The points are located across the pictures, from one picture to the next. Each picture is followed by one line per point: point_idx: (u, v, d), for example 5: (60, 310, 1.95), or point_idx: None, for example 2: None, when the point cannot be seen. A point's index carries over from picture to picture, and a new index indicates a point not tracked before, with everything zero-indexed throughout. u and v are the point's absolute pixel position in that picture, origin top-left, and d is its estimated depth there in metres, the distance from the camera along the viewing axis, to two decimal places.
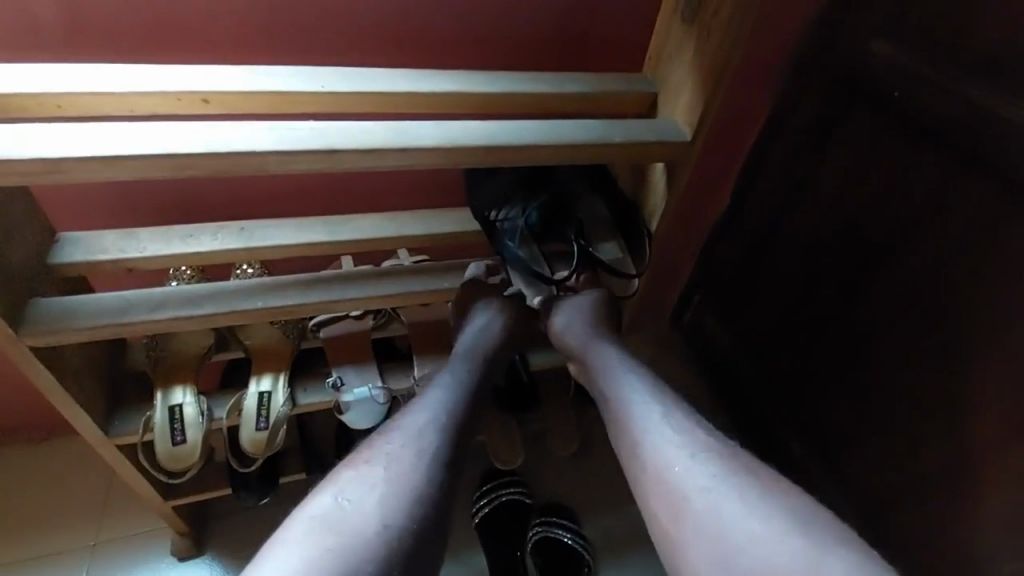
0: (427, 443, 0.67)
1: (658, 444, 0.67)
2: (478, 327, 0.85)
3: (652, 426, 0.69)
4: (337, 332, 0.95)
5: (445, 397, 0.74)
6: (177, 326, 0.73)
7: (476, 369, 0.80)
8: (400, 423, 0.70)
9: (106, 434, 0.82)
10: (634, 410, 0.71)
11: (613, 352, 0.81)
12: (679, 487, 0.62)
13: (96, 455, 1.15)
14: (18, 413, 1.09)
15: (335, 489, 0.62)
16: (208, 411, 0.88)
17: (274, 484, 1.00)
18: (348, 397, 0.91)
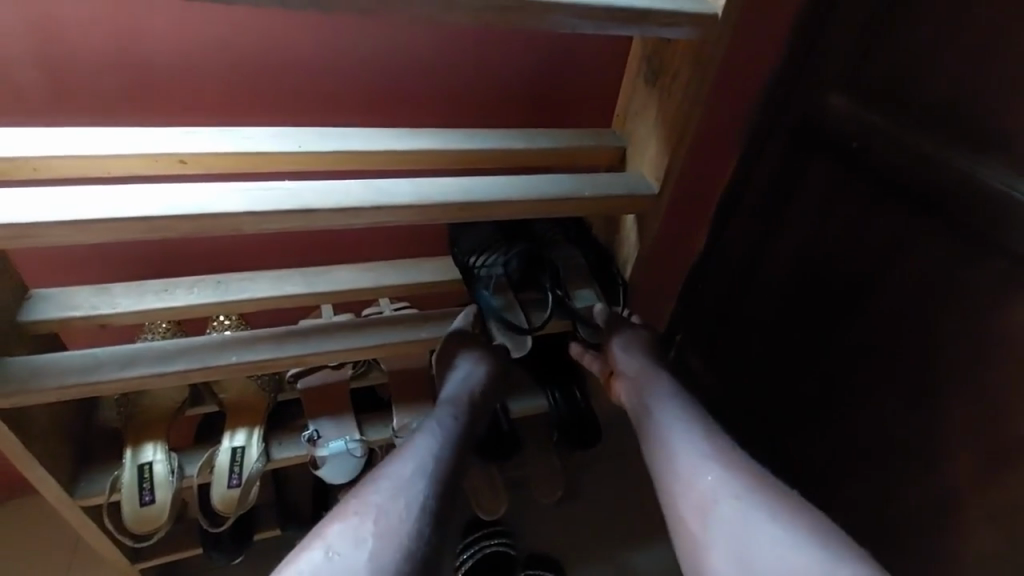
0: (413, 495, 0.65)
1: (691, 458, 0.69)
2: (467, 377, 0.83)
3: (685, 441, 0.71)
4: (314, 382, 0.95)
5: (433, 444, 0.72)
6: (149, 383, 0.72)
7: (463, 418, 0.78)
8: (387, 474, 0.67)
9: (71, 496, 0.80)
10: (667, 426, 0.74)
11: (653, 370, 0.83)
12: (707, 501, 0.65)
13: (55, 519, 1.09)
14: None
15: (322, 550, 0.60)
16: (179, 468, 0.85)
17: (247, 542, 0.97)
18: (322, 452, 0.89)
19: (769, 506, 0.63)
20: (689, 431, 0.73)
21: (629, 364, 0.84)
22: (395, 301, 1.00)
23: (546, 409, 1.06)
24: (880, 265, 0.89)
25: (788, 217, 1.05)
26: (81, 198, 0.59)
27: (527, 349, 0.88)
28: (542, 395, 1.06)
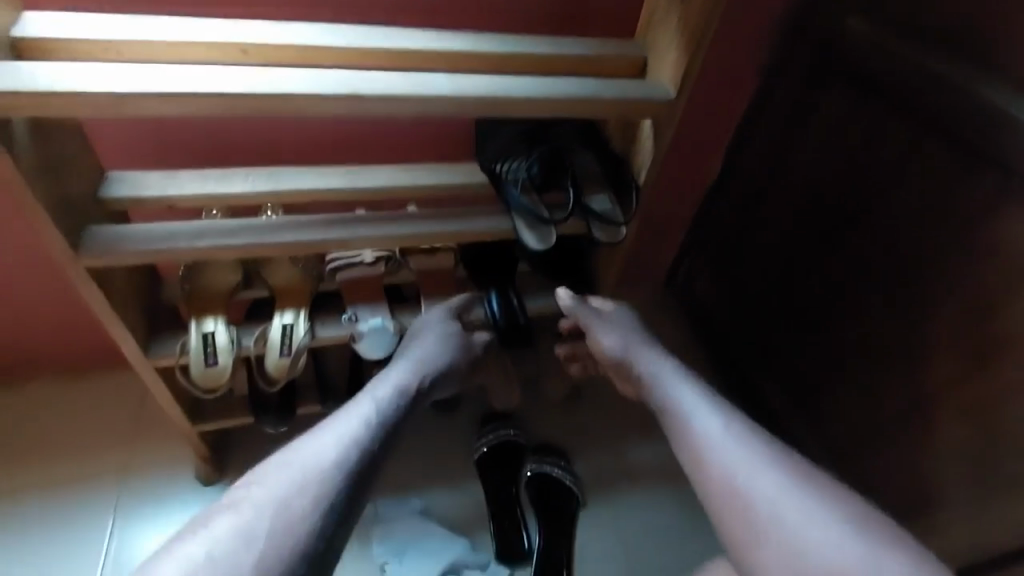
0: (345, 449, 0.77)
1: (732, 457, 0.77)
2: (427, 345, 1.00)
3: (720, 439, 0.79)
4: (353, 275, 1.05)
5: (371, 409, 0.84)
6: (216, 254, 0.82)
7: (415, 381, 0.94)
8: (338, 419, 0.82)
9: (147, 355, 0.92)
10: (691, 419, 0.83)
11: (662, 367, 0.93)
12: (754, 493, 0.73)
13: (129, 392, 1.30)
14: (66, 350, 1.26)
15: (276, 473, 0.74)
16: (238, 340, 0.97)
17: (291, 413, 1.11)
18: (364, 327, 1.01)
19: (812, 498, 0.71)
20: (724, 429, 0.80)
21: (610, 335, 1.00)
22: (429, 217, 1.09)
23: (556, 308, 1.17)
24: (882, 181, 0.95)
25: (798, 139, 1.10)
26: (163, 76, 0.67)
27: (551, 243, 0.94)
28: (555, 297, 1.18)
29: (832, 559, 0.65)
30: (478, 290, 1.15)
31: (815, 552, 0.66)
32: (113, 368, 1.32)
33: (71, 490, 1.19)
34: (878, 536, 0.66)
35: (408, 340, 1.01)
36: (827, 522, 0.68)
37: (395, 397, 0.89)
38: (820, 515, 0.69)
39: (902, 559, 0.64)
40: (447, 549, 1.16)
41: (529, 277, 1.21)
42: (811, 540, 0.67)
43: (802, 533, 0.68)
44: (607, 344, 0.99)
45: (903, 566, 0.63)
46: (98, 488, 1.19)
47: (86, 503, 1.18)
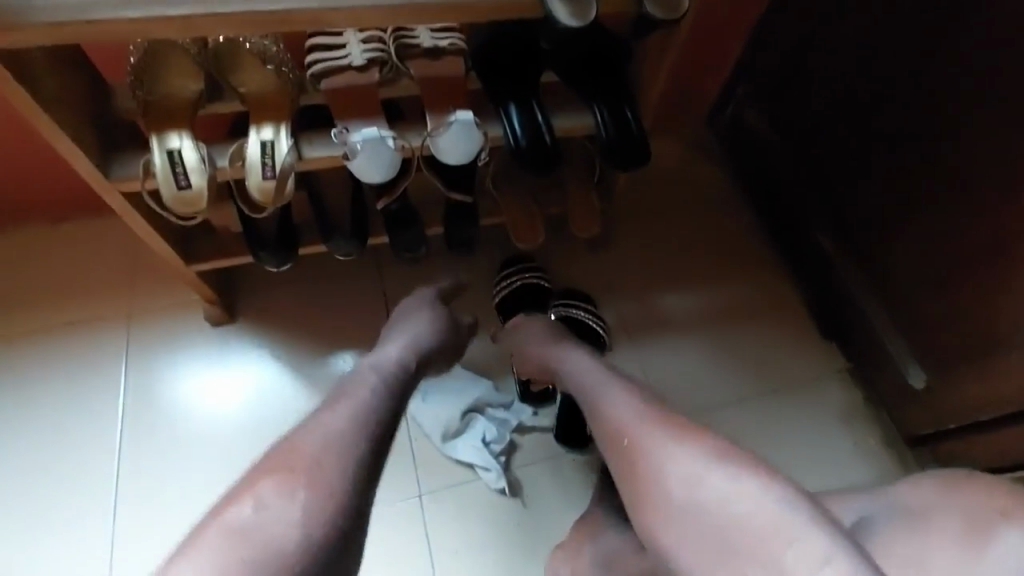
0: (353, 442, 0.66)
1: (644, 438, 0.69)
2: (412, 324, 0.88)
3: (626, 416, 0.72)
4: (340, 83, 0.85)
5: (376, 389, 0.73)
6: (153, 30, 0.63)
7: (406, 361, 0.81)
8: (318, 413, 0.68)
9: (106, 177, 0.79)
10: (595, 397, 0.78)
11: (570, 345, 0.90)
12: (676, 477, 0.65)
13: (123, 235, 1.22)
14: (42, 185, 1.15)
15: (249, 502, 0.60)
16: (209, 159, 0.81)
17: (294, 252, 1.00)
18: (356, 140, 0.82)
19: (730, 467, 0.63)
20: (633, 406, 0.73)
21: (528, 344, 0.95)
22: (436, 30, 0.88)
23: (592, 128, 0.96)
24: None
25: None
26: None
27: (591, 22, 0.72)
28: (588, 114, 0.96)
29: (715, 508, 0.61)
30: (491, 107, 0.94)
31: (695, 500, 0.62)
32: (105, 208, 1.22)
33: (79, 334, 1.15)
34: (757, 467, 0.63)
35: (390, 330, 0.89)
36: (711, 466, 0.64)
37: (383, 375, 0.76)
38: (703, 465, 0.64)
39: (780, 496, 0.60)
40: (469, 388, 1.10)
41: (556, 92, 0.99)
42: (696, 490, 0.63)
43: (682, 485, 0.64)
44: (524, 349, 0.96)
45: (777, 497, 0.60)
46: (106, 331, 1.15)
47: (98, 345, 1.14)
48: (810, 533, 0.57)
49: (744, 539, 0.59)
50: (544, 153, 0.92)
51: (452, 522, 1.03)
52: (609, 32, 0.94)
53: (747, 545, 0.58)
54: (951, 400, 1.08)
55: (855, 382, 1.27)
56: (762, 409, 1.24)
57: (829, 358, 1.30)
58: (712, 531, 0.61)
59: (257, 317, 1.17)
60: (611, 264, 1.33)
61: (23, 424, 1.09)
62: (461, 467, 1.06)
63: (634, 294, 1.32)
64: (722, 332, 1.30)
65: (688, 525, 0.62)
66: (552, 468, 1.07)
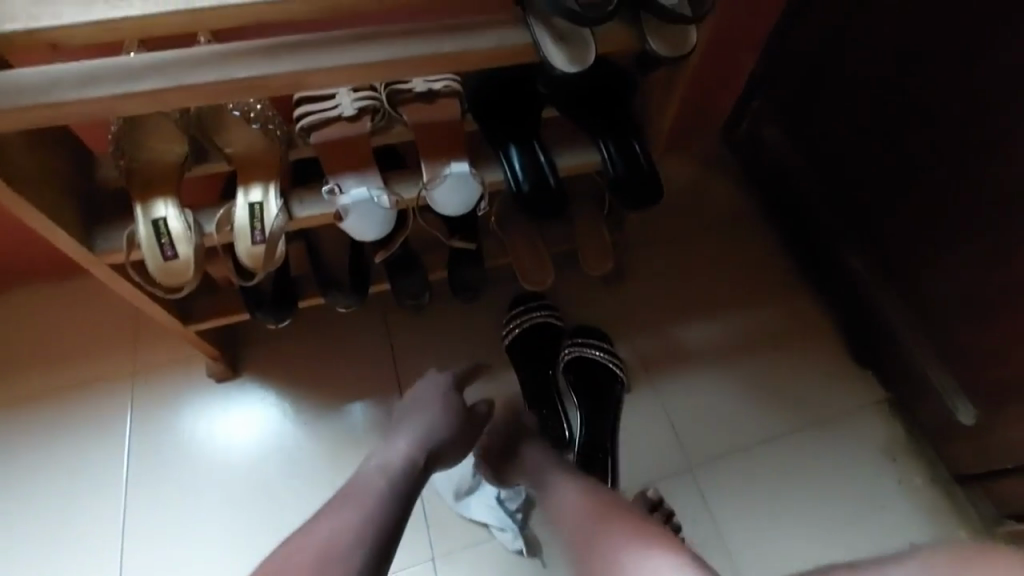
0: (345, 563, 0.66)
1: (628, 570, 0.69)
2: (417, 412, 0.87)
3: (608, 550, 0.72)
4: (330, 135, 0.81)
5: (374, 500, 0.73)
6: (122, 106, 0.60)
7: (413, 456, 0.81)
8: (319, 522, 0.70)
9: (92, 252, 0.75)
10: (577, 527, 0.77)
11: (544, 459, 0.88)
12: None
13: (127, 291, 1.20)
14: (45, 246, 1.14)
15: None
16: (197, 226, 0.78)
17: (292, 307, 0.96)
18: (347, 201, 0.78)
19: None
20: (612, 536, 0.73)
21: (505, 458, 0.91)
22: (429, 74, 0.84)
23: (600, 166, 0.90)
24: None
25: None
26: None
27: (589, 65, 0.67)
28: (594, 149, 0.90)
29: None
30: (490, 150, 0.88)
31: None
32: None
33: (83, 395, 1.13)
34: None
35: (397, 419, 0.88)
36: None
37: (387, 481, 0.76)
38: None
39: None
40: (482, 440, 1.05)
41: (559, 128, 0.93)
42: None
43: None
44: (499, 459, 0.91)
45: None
46: (110, 391, 1.13)
47: (103, 406, 1.12)
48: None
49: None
50: (547, 195, 0.86)
51: None
52: (610, 63, 0.92)
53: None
54: (1005, 438, 0.98)
55: (896, 415, 1.18)
56: (795, 447, 1.16)
57: (866, 390, 1.20)
58: None
59: (260, 371, 1.13)
60: (626, 297, 1.26)
61: (28, 489, 1.07)
62: (476, 525, 1.00)
63: (652, 327, 1.25)
64: (748, 364, 1.22)
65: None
66: None
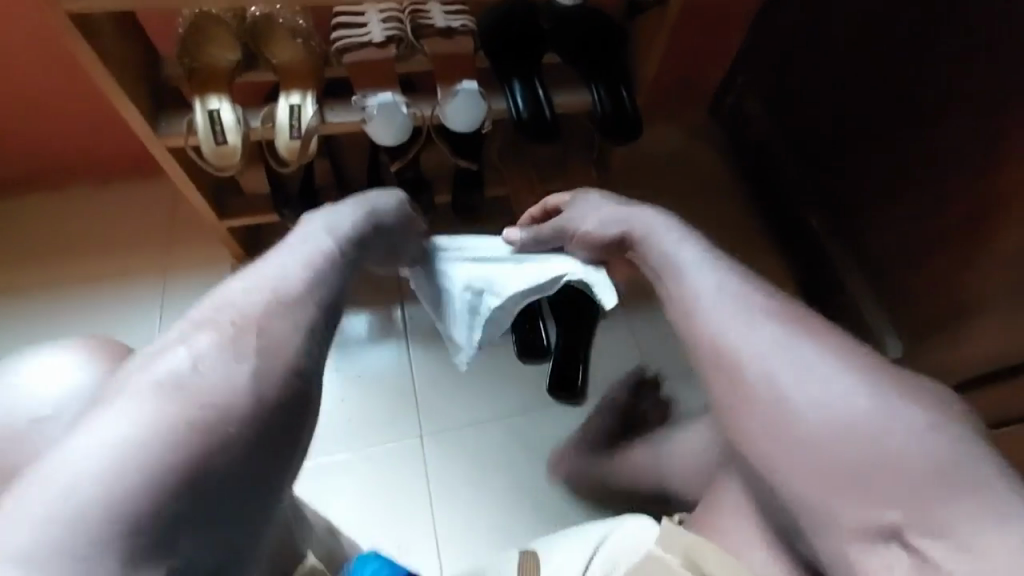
0: (280, 316, 0.52)
1: (775, 349, 0.54)
2: (358, 209, 0.72)
3: (746, 334, 0.56)
4: (360, 54, 0.94)
5: (305, 265, 0.58)
6: (203, 0, 0.74)
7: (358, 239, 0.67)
8: (248, 291, 0.53)
9: (156, 134, 0.90)
10: (703, 306, 0.60)
11: (659, 228, 0.71)
12: (812, 395, 0.51)
13: (162, 198, 1.34)
14: (94, 150, 1.28)
15: (162, 385, 0.44)
16: (244, 120, 0.92)
17: (315, 210, 1.10)
18: (372, 105, 0.92)
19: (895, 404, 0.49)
20: (761, 325, 0.56)
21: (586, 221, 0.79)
22: (449, 12, 0.98)
23: (590, 104, 1.04)
24: None
25: None
26: None
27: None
28: (587, 92, 1.04)
29: (832, 414, 0.50)
30: (498, 84, 1.03)
31: (810, 405, 0.51)
32: (147, 171, 1.34)
33: (120, 284, 1.27)
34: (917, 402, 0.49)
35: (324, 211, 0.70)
36: (874, 402, 0.49)
37: (320, 257, 0.60)
38: (823, 373, 0.52)
39: (916, 411, 0.49)
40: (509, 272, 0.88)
41: (557, 71, 1.07)
42: (839, 405, 0.50)
43: (792, 389, 0.52)
44: (580, 215, 0.80)
45: (927, 424, 0.48)
46: (144, 282, 1.28)
47: (138, 295, 1.27)
48: (965, 478, 0.45)
49: (876, 443, 0.48)
50: (545, 125, 1.00)
51: (449, 461, 1.12)
52: (602, 13, 1.05)
53: (866, 457, 0.48)
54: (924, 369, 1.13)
55: None
56: None
57: None
58: (844, 452, 0.49)
59: None
60: None
61: None
62: (459, 413, 1.15)
63: None
64: None
65: (791, 426, 0.51)
66: (545, 418, 1.16)
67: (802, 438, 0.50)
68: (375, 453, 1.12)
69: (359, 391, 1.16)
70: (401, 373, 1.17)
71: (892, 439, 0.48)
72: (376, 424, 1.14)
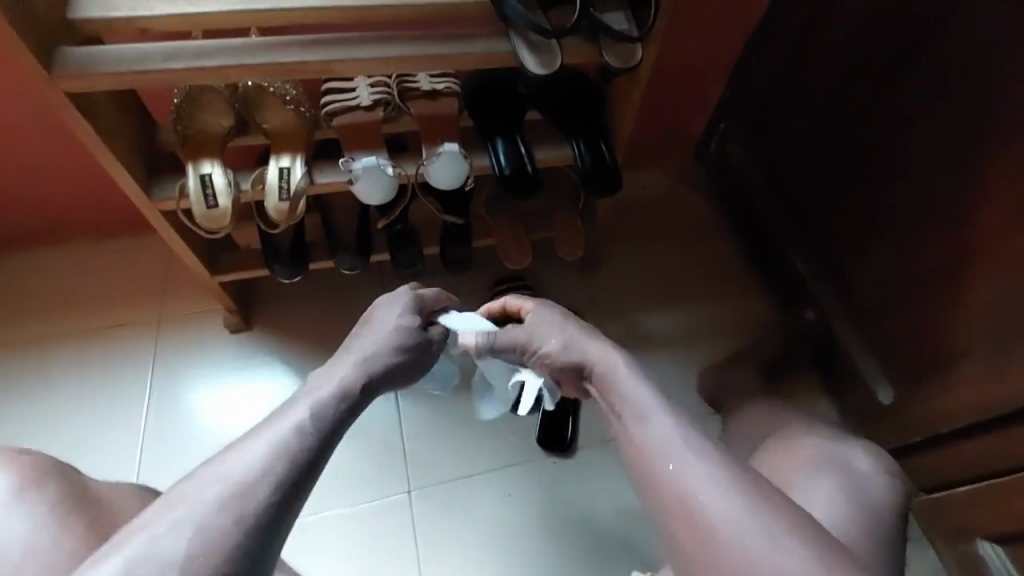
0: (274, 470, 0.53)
1: (714, 495, 0.56)
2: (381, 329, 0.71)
3: (695, 478, 0.57)
4: (347, 118, 0.98)
5: (316, 411, 0.59)
6: (193, 77, 0.78)
7: (384, 354, 0.68)
8: (267, 426, 0.57)
9: (148, 198, 0.93)
10: (654, 441, 0.60)
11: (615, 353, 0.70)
12: (747, 543, 0.53)
13: (159, 252, 1.37)
14: (92, 209, 1.32)
15: (177, 524, 0.49)
16: (235, 183, 0.95)
17: (305, 266, 1.13)
18: (358, 167, 0.95)
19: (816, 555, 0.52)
20: (707, 469, 0.57)
21: (543, 342, 0.74)
22: (434, 76, 1.02)
23: (572, 159, 1.07)
24: None
25: None
26: None
27: (555, 71, 0.84)
28: (568, 147, 1.07)
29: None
30: (481, 142, 1.06)
31: (771, 569, 0.51)
32: (147, 227, 1.38)
33: (112, 338, 1.29)
34: (831, 556, 0.52)
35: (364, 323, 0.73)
36: (799, 556, 0.52)
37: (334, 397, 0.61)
38: (783, 533, 0.53)
39: (853, 574, 0.52)
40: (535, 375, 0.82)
41: (541, 127, 1.11)
42: (771, 557, 0.52)
43: (757, 547, 0.52)
44: (540, 330, 0.76)
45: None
46: (137, 336, 1.29)
47: (130, 348, 1.28)
48: None
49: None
50: (528, 182, 1.03)
51: (439, 517, 1.11)
52: (582, 74, 1.10)
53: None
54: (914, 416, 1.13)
55: (831, 402, 1.33)
56: None
57: (805, 377, 1.36)
58: None
59: (269, 326, 1.29)
60: (598, 284, 1.43)
61: (59, 415, 1.22)
62: (449, 467, 1.14)
63: (618, 313, 1.40)
64: (701, 350, 1.38)
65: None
66: (536, 470, 1.15)
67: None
68: (362, 509, 1.11)
69: (348, 445, 1.15)
70: (389, 425, 1.17)
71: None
72: (364, 478, 1.13)
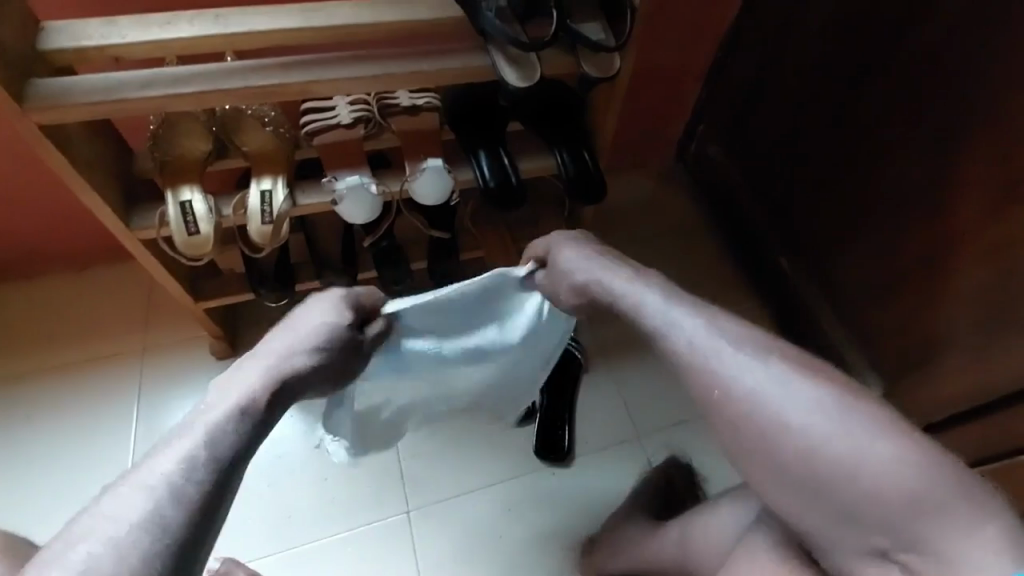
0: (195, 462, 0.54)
1: (732, 374, 0.58)
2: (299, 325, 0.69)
3: (715, 363, 0.59)
4: (328, 138, 0.97)
5: (239, 407, 0.59)
6: (169, 105, 0.77)
7: (303, 355, 0.67)
8: (162, 451, 0.55)
9: (127, 227, 0.91)
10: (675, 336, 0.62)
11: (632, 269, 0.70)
12: (769, 415, 0.56)
13: (139, 280, 1.34)
14: (67, 240, 1.29)
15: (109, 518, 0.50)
16: (215, 209, 0.94)
17: (292, 286, 1.11)
18: (341, 187, 0.95)
19: (834, 410, 0.55)
20: (723, 358, 0.59)
21: (559, 275, 0.75)
22: (413, 91, 1.02)
23: (555, 168, 1.07)
24: None
25: None
26: None
27: (536, 83, 0.85)
28: (551, 156, 1.08)
29: (853, 464, 0.53)
30: (464, 155, 1.06)
31: (825, 452, 0.54)
32: (126, 255, 1.35)
33: (93, 371, 1.25)
34: (852, 408, 0.55)
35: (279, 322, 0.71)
36: (816, 419, 0.55)
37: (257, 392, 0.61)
38: (828, 419, 0.54)
39: (903, 444, 0.52)
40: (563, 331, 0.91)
41: (522, 138, 1.11)
42: (791, 426, 0.55)
43: (782, 417, 0.56)
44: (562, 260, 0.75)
45: (909, 456, 0.52)
46: (120, 366, 1.26)
47: (113, 380, 1.25)
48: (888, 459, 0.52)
49: (871, 491, 0.52)
50: (515, 193, 1.03)
51: (440, 534, 1.09)
52: (561, 84, 1.11)
53: (879, 520, 0.52)
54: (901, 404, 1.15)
55: None
56: None
57: None
58: (801, 465, 0.55)
59: None
60: None
61: (45, 452, 1.18)
62: (447, 482, 1.13)
63: None
64: None
65: (817, 480, 0.54)
66: (533, 481, 1.14)
67: (835, 493, 0.53)
68: (361, 531, 1.09)
69: (346, 465, 1.14)
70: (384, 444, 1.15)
71: (880, 484, 0.52)
72: (361, 500, 1.11)
